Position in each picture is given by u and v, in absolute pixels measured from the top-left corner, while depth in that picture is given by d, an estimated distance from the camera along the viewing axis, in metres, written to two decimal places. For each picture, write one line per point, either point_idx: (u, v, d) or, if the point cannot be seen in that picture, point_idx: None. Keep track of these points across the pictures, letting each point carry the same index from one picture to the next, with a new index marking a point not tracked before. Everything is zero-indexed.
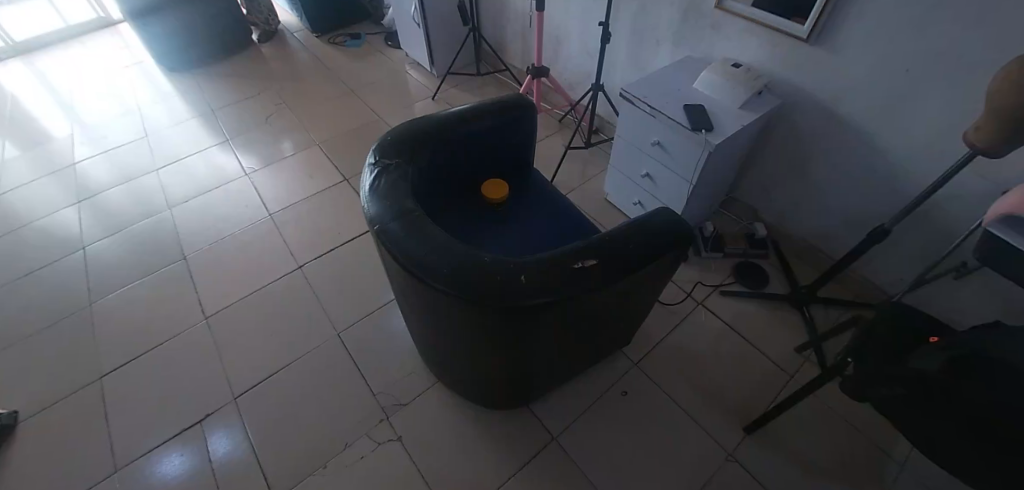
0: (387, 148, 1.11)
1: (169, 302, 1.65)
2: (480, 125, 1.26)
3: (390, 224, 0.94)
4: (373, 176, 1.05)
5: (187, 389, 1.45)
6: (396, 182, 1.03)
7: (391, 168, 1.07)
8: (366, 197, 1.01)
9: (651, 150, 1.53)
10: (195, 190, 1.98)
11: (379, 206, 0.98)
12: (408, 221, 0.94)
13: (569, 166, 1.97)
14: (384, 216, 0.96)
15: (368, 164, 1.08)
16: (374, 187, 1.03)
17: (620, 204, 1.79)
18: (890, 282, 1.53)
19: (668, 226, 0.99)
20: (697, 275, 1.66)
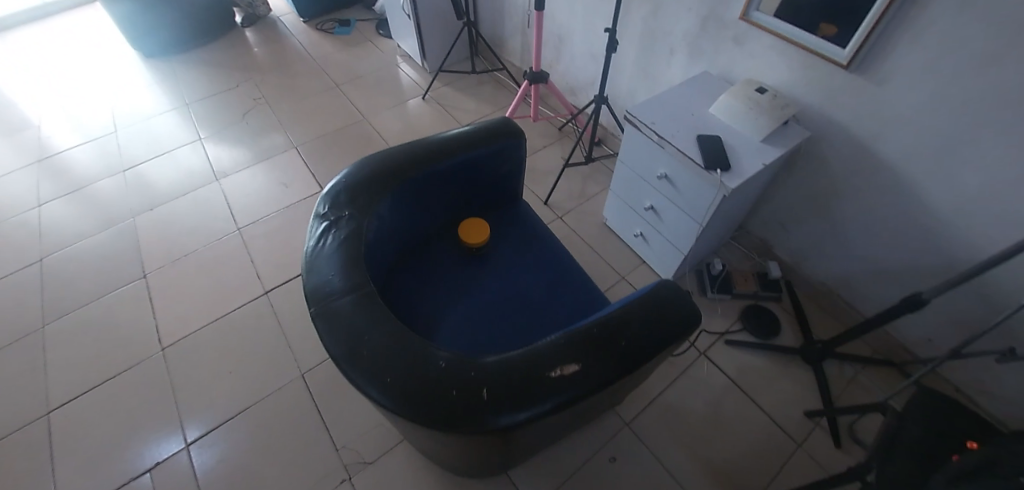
0: (341, 193, 0.91)
1: (127, 326, 1.52)
2: (460, 161, 1.06)
3: (329, 305, 0.75)
4: (319, 233, 0.86)
5: (138, 430, 1.34)
6: (347, 243, 0.84)
7: (343, 222, 0.87)
8: (307, 261, 0.82)
9: (657, 183, 1.33)
10: (161, 198, 1.84)
11: (320, 275, 0.79)
12: (352, 302, 0.75)
13: (567, 184, 1.79)
14: (323, 292, 0.77)
15: (316, 214, 0.89)
16: (318, 248, 0.84)
17: (621, 232, 1.61)
18: (917, 340, 1.37)
19: (673, 311, 0.80)
20: (700, 320, 1.50)
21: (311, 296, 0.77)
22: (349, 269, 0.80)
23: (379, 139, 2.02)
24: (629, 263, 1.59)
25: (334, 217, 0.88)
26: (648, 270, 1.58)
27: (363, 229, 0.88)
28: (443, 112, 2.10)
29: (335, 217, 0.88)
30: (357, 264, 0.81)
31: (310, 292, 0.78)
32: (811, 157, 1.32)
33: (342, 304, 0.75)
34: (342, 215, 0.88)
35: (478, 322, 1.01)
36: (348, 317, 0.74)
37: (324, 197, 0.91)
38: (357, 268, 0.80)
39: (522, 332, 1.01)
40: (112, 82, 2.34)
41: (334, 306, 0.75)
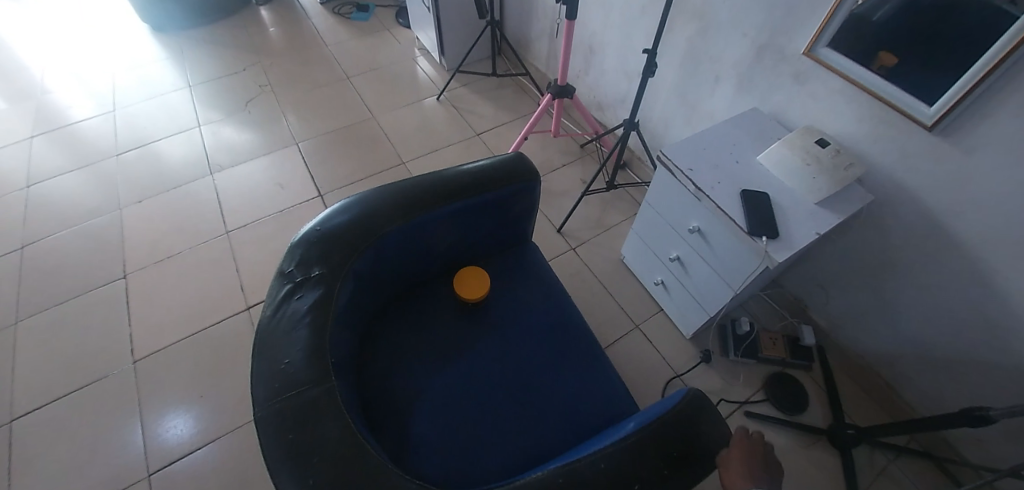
0: (312, 246, 0.78)
1: (101, 331, 1.43)
2: (459, 206, 0.90)
3: (277, 401, 0.63)
4: (283, 299, 0.73)
5: (100, 451, 1.24)
6: (311, 314, 0.71)
7: (310, 285, 0.74)
8: (263, 335, 0.70)
9: (687, 235, 1.13)
10: (151, 190, 1.74)
11: (273, 357, 0.67)
12: (306, 401, 0.63)
13: (584, 211, 1.63)
14: (273, 380, 0.65)
15: (281, 271, 0.76)
16: (279, 318, 0.71)
17: (641, 275, 1.44)
18: (963, 438, 1.22)
19: (696, 439, 0.65)
20: (720, 384, 1.35)
21: (259, 384, 0.65)
22: (308, 353, 0.67)
23: (386, 140, 1.87)
24: (644, 310, 1.44)
25: (301, 278, 0.75)
26: (665, 320, 1.43)
27: (333, 295, 0.74)
28: (457, 116, 1.94)
29: (301, 278, 0.75)
30: (319, 345, 0.68)
31: (258, 378, 0.65)
32: (869, 221, 1.14)
33: (292, 402, 0.63)
34: (311, 275, 0.75)
35: (461, 405, 0.87)
36: (298, 420, 0.61)
37: (292, 249, 0.78)
38: (318, 351, 0.67)
39: (511, 417, 0.87)
40: (116, 55, 2.21)
41: (282, 404, 0.63)
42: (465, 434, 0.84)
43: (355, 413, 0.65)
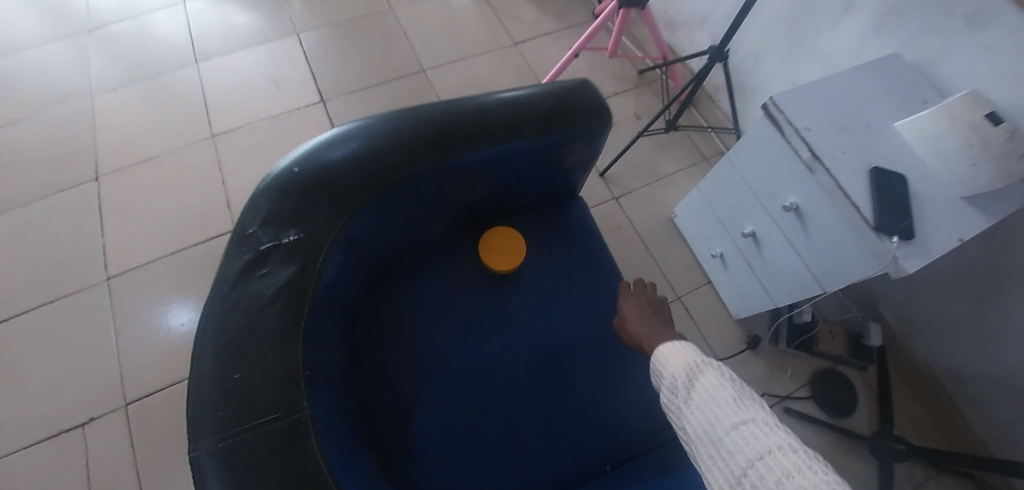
0: (285, 194, 0.50)
1: (73, 240, 1.26)
2: (507, 150, 0.60)
3: (214, 446, 0.41)
4: (238, 278, 0.48)
5: (73, 375, 1.12)
6: (278, 307, 0.46)
7: (278, 258, 0.48)
8: (206, 332, 0.46)
9: (777, 212, 0.89)
10: (128, 76, 1.47)
11: (218, 370, 0.44)
12: (256, 446, 0.41)
13: (633, 154, 1.37)
14: (215, 409, 0.43)
15: (237, 228, 0.50)
16: (230, 309, 0.46)
17: (695, 240, 1.22)
18: None
19: None
20: (763, 374, 1.19)
21: (195, 410, 0.43)
22: (268, 371, 0.44)
23: (405, 41, 1.56)
24: (689, 282, 1.24)
25: (266, 244, 0.49)
26: (712, 296, 1.23)
27: (312, 277, 0.49)
28: (492, 19, 1.60)
29: (266, 246, 0.49)
30: (284, 359, 0.45)
31: (194, 402, 0.44)
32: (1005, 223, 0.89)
33: (236, 450, 0.41)
34: (281, 244, 0.49)
35: (473, 405, 0.71)
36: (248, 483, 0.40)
37: (257, 193, 0.51)
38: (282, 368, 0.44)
39: (534, 427, 0.71)
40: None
41: (222, 450, 0.41)
42: (475, 444, 0.68)
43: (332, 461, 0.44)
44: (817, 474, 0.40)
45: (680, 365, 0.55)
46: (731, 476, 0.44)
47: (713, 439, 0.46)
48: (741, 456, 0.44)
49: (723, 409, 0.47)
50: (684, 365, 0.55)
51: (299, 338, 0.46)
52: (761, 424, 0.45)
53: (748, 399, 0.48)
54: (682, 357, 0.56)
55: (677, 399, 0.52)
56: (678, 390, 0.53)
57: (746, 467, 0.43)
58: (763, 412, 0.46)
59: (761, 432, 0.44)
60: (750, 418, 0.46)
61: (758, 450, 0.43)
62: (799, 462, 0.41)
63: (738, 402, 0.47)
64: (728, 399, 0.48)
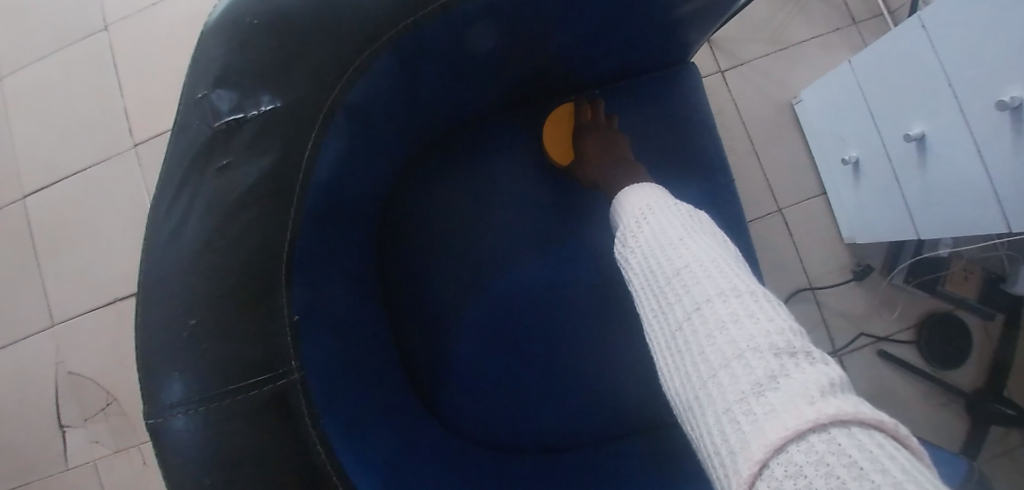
0: (248, 34, 0.31)
1: (90, 95, 1.11)
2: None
3: (186, 411, 0.30)
4: (193, 170, 0.32)
5: (115, 243, 1.08)
6: (256, 217, 0.32)
7: (245, 140, 0.32)
8: (156, 247, 0.32)
9: (978, 112, 0.62)
10: None
11: (173, 305, 0.31)
12: (240, 415, 0.30)
13: (754, 13, 1.03)
14: (175, 361, 0.31)
15: (189, 89, 0.32)
16: (183, 217, 0.32)
17: (820, 137, 0.95)
18: None
19: None
20: (863, 309, 1.00)
21: (150, 358, 0.31)
22: (240, 310, 0.31)
23: None
24: (795, 190, 1.00)
25: (225, 118, 0.31)
26: (821, 210, 0.99)
27: (299, 171, 0.33)
28: None
29: (226, 120, 0.32)
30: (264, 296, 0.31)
31: (147, 344, 0.31)
32: None
33: (216, 417, 0.30)
34: (248, 120, 0.32)
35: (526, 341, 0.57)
36: (221, 460, 0.30)
37: (208, 32, 0.32)
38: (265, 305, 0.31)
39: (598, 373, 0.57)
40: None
41: (197, 417, 0.30)
42: (519, 379, 0.57)
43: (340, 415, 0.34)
44: (743, 293, 0.30)
45: (630, 211, 0.46)
46: (657, 314, 0.35)
47: (647, 282, 0.37)
48: (668, 292, 0.35)
49: (664, 247, 0.38)
50: (638, 206, 0.45)
51: (285, 260, 0.33)
52: (700, 251, 0.35)
53: (695, 233, 0.38)
54: (635, 200, 0.47)
55: (623, 244, 0.43)
56: (624, 236, 0.44)
57: (671, 300, 0.34)
58: (707, 244, 0.36)
59: (693, 263, 0.34)
60: (689, 251, 0.36)
61: (685, 282, 0.34)
62: (731, 284, 0.31)
63: (679, 236, 0.38)
64: (670, 237, 0.38)
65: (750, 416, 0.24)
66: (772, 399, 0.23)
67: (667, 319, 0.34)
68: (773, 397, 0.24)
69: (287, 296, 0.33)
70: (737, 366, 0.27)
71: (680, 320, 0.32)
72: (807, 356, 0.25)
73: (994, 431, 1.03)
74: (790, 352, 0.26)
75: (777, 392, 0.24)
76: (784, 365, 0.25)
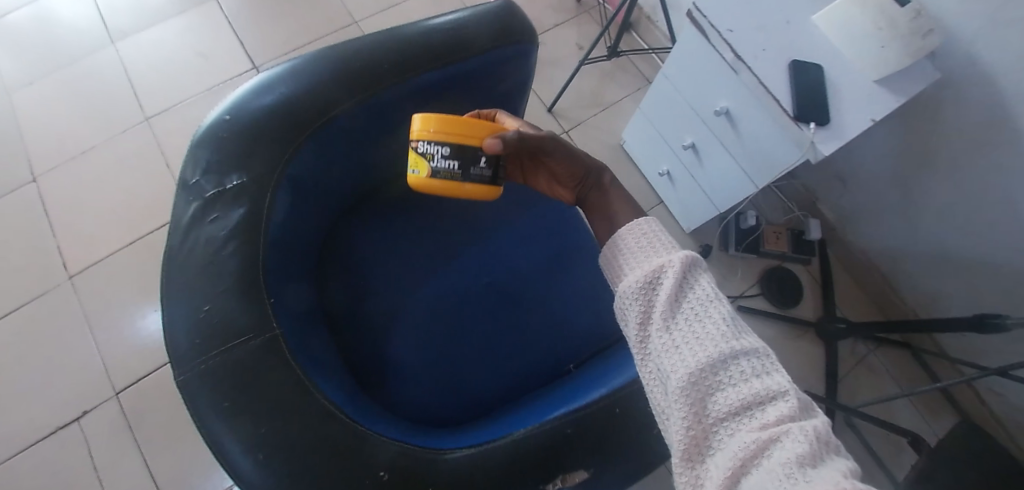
0: (221, 142, 0.54)
1: (20, 242, 1.19)
2: (422, 83, 0.65)
3: (207, 361, 0.47)
4: (192, 220, 0.52)
5: (56, 373, 1.11)
6: (237, 242, 0.51)
7: (226, 199, 0.52)
8: (170, 272, 0.51)
9: (711, 118, 0.96)
10: (39, 67, 1.33)
11: (189, 303, 0.49)
12: (245, 358, 0.47)
13: (580, 85, 1.39)
14: (196, 333, 0.48)
15: (183, 182, 0.54)
16: (188, 248, 0.51)
17: (641, 160, 1.28)
18: (963, 350, 1.19)
19: None
20: (717, 280, 1.28)
21: (177, 338, 0.48)
22: (237, 294, 0.49)
23: None
24: (643, 201, 1.30)
25: (210, 192, 0.53)
26: (665, 214, 1.30)
27: (265, 210, 0.53)
28: None
29: (211, 192, 0.53)
30: (253, 284, 0.50)
31: (173, 334, 0.48)
32: (915, 102, 0.96)
33: (232, 359, 0.47)
34: (226, 188, 0.53)
35: (445, 322, 0.72)
36: (238, 382, 0.46)
37: (194, 146, 0.55)
38: (255, 292, 0.50)
39: (500, 328, 0.73)
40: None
41: (214, 363, 0.47)
42: None
43: (316, 365, 0.52)
44: (786, 384, 0.35)
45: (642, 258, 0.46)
46: (686, 375, 0.38)
47: (677, 345, 0.39)
48: (709, 363, 0.37)
49: (698, 317, 0.40)
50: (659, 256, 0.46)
51: (262, 264, 0.52)
52: (739, 332, 0.39)
53: (727, 307, 0.40)
54: (647, 250, 0.48)
55: (639, 293, 0.44)
56: (641, 286, 0.44)
57: (712, 374, 0.37)
58: (737, 326, 0.40)
59: (735, 346, 0.38)
60: (728, 330, 0.39)
61: (731, 366, 0.37)
62: (776, 381, 0.36)
63: (720, 306, 0.41)
64: (702, 303, 0.41)
65: (793, 481, 0.29)
66: (825, 480, 0.28)
67: (702, 390, 0.37)
68: (816, 474, 0.29)
69: (266, 286, 0.52)
70: (786, 443, 0.31)
71: (720, 399, 0.36)
72: (840, 457, 0.32)
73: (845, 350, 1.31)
74: (824, 443, 0.32)
75: (818, 470, 0.29)
76: (823, 454, 0.31)
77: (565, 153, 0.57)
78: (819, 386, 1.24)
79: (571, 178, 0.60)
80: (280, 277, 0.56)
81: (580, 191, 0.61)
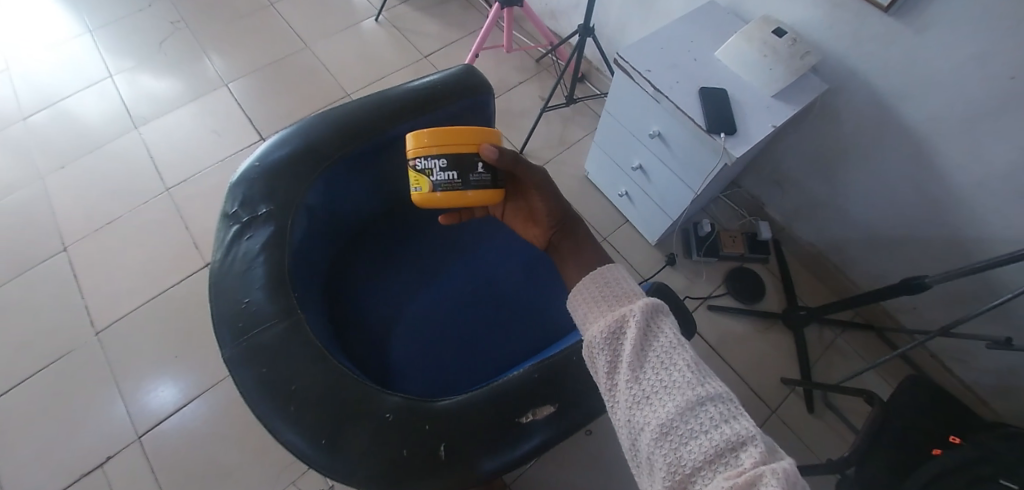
0: (251, 181, 0.72)
1: (50, 306, 1.30)
2: (405, 130, 0.83)
3: (247, 340, 0.62)
4: (233, 239, 0.69)
5: (82, 424, 1.18)
6: (266, 252, 0.67)
7: (257, 223, 0.70)
8: (216, 277, 0.67)
9: (649, 141, 1.15)
10: (71, 153, 1.51)
11: (232, 299, 0.65)
12: (277, 335, 0.62)
13: (546, 128, 1.59)
14: (238, 321, 0.63)
15: (224, 213, 0.71)
16: (231, 259, 0.68)
17: (603, 186, 1.46)
18: (917, 323, 1.30)
19: None
20: (685, 284, 1.42)
21: (223, 326, 0.63)
22: (271, 290, 0.65)
23: (326, 73, 1.73)
24: (610, 221, 1.46)
25: (245, 218, 0.70)
26: (631, 231, 1.46)
27: (287, 230, 0.70)
28: (401, 39, 1.82)
29: (245, 219, 0.70)
30: (280, 282, 0.66)
31: (219, 323, 0.64)
32: (820, 111, 1.16)
33: (265, 338, 0.62)
34: (257, 214, 0.70)
35: (438, 322, 0.85)
36: (271, 354, 0.61)
37: (232, 187, 0.73)
38: (282, 288, 0.65)
39: (486, 321, 0.86)
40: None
41: (253, 340, 0.62)
42: None
43: (333, 347, 0.66)
44: (750, 430, 0.43)
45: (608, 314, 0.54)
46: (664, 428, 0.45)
47: (650, 396, 0.47)
48: (680, 413, 0.45)
49: (664, 367, 0.48)
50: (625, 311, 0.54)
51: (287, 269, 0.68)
52: (704, 382, 0.47)
53: (687, 354, 0.49)
54: (610, 299, 0.56)
55: (608, 344, 0.52)
56: (609, 339, 0.52)
57: (684, 423, 0.45)
58: (698, 372, 0.48)
59: (700, 393, 0.46)
60: (692, 378, 0.47)
61: (699, 412, 0.45)
62: (736, 422, 0.44)
63: (685, 358, 0.48)
64: (669, 357, 0.48)
65: None
66: None
67: (675, 436, 0.45)
68: None
69: (293, 287, 0.67)
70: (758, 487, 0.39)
71: (694, 444, 0.44)
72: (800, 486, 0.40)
73: (815, 335, 1.40)
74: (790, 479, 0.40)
75: None
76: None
77: (546, 191, 0.72)
78: (795, 372, 1.34)
79: (549, 224, 0.73)
80: (300, 281, 0.71)
81: (555, 233, 0.73)
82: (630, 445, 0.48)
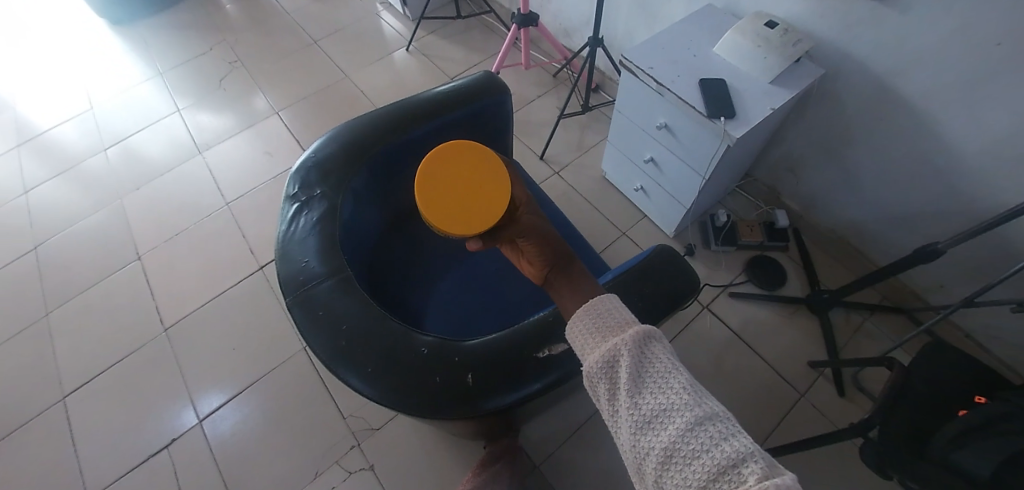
0: (308, 169, 0.84)
1: (126, 308, 1.47)
2: (437, 126, 0.94)
3: (306, 292, 0.73)
4: (294, 214, 0.81)
5: (150, 410, 1.31)
6: (320, 225, 0.79)
7: (311, 201, 0.81)
8: (281, 245, 0.79)
9: (658, 134, 1.23)
10: (145, 176, 1.72)
11: (294, 261, 0.76)
12: (329, 289, 0.72)
13: (563, 135, 1.70)
14: (299, 278, 0.74)
15: (287, 195, 0.84)
16: (292, 231, 0.79)
17: (620, 183, 1.54)
18: (943, 301, 1.30)
19: (657, 272, 0.85)
20: (704, 273, 1.46)
21: (286, 284, 0.74)
22: (325, 251, 0.76)
23: (363, 97, 1.91)
24: (628, 217, 1.53)
25: (302, 197, 0.82)
26: (649, 225, 1.52)
27: (336, 208, 0.81)
28: (429, 64, 2.00)
29: (302, 199, 0.82)
30: (332, 247, 0.77)
31: (283, 280, 0.75)
32: (821, 96, 1.21)
33: (320, 292, 0.72)
34: (314, 195, 0.82)
35: (466, 297, 0.95)
36: (324, 305, 0.71)
37: (292, 175, 0.85)
38: (333, 251, 0.76)
39: (507, 294, 0.94)
40: (69, 47, 2.08)
41: (310, 293, 0.72)
42: None
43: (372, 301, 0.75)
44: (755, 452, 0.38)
45: (597, 333, 0.47)
46: (668, 457, 0.40)
47: (651, 422, 0.42)
48: (682, 436, 0.40)
49: (661, 389, 0.42)
50: (616, 328, 0.47)
51: (338, 238, 0.79)
52: (703, 404, 0.42)
53: (684, 375, 0.43)
54: (600, 322, 0.48)
55: (603, 372, 0.45)
56: (601, 365, 0.45)
57: (686, 444, 0.40)
58: (696, 390, 0.43)
59: (698, 412, 0.41)
60: (691, 399, 0.42)
61: (700, 432, 0.40)
62: (737, 439, 0.39)
63: (682, 379, 0.43)
64: (665, 380, 0.43)
65: None
66: None
67: (678, 459, 0.40)
68: None
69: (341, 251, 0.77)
70: None
71: (698, 467, 0.39)
72: None
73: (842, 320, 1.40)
74: None
75: None
76: None
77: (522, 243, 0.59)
78: (821, 354, 1.34)
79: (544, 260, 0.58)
80: (347, 250, 0.82)
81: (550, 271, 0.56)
82: (636, 470, 0.43)
